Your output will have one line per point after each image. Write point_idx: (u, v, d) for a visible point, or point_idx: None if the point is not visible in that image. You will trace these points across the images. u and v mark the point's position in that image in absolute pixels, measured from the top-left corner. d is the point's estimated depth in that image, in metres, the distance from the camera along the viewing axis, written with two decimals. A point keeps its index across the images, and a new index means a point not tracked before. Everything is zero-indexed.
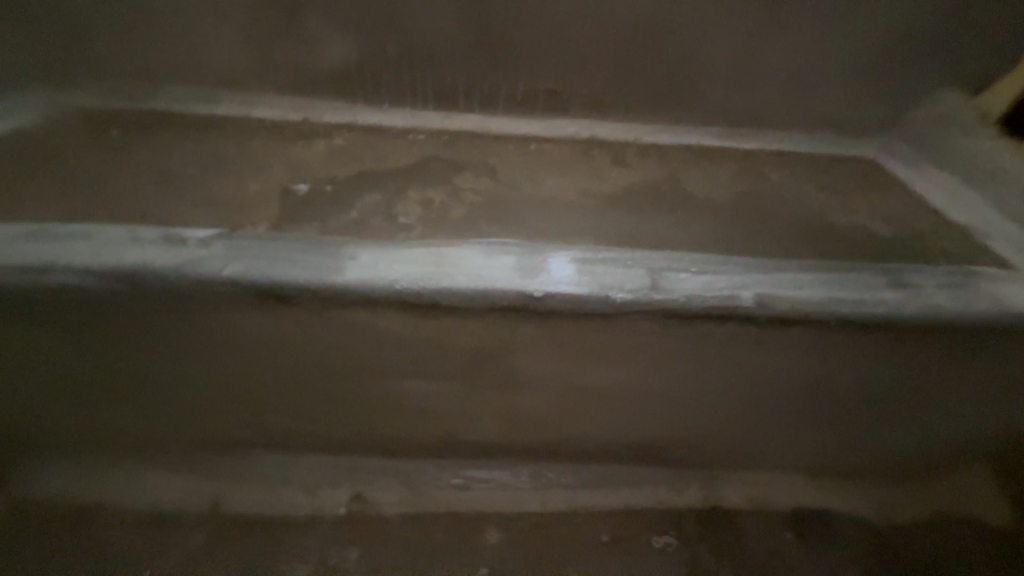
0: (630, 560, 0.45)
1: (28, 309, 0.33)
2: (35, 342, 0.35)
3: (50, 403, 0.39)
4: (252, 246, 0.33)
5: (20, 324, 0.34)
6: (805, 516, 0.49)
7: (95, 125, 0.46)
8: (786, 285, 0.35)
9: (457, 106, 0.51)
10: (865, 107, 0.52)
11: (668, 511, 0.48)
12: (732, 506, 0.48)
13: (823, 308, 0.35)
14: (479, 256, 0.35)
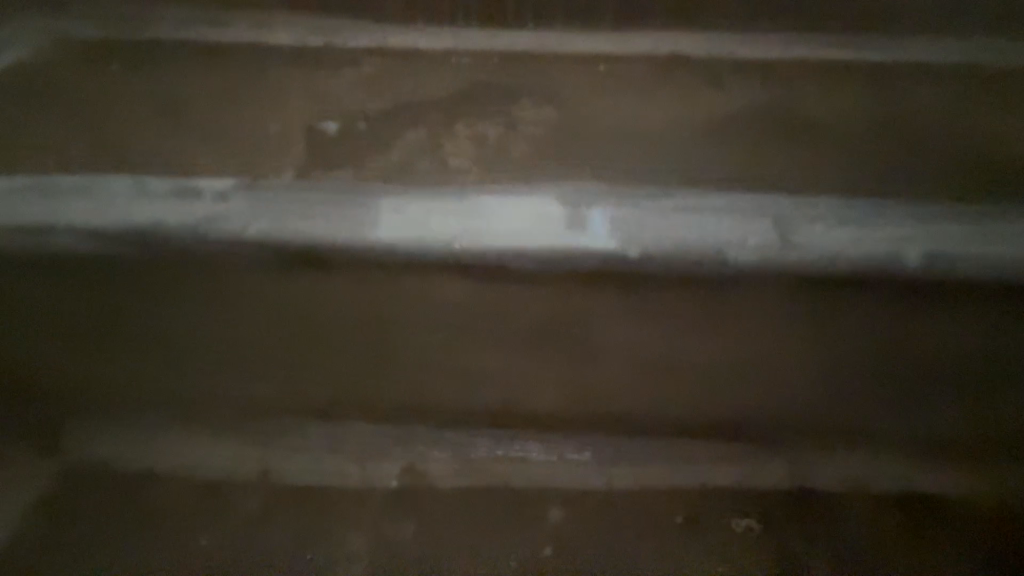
0: (712, 544, 0.39)
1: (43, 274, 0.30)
2: None
3: (100, 366, 0.38)
4: (281, 198, 0.28)
5: None
6: (923, 497, 0.40)
7: (92, 54, 0.39)
8: (917, 240, 0.30)
9: (508, 21, 0.42)
10: (1016, 8, 0.42)
11: (755, 490, 0.41)
12: (833, 485, 0.41)
13: (961, 267, 0.30)
14: (550, 207, 0.28)
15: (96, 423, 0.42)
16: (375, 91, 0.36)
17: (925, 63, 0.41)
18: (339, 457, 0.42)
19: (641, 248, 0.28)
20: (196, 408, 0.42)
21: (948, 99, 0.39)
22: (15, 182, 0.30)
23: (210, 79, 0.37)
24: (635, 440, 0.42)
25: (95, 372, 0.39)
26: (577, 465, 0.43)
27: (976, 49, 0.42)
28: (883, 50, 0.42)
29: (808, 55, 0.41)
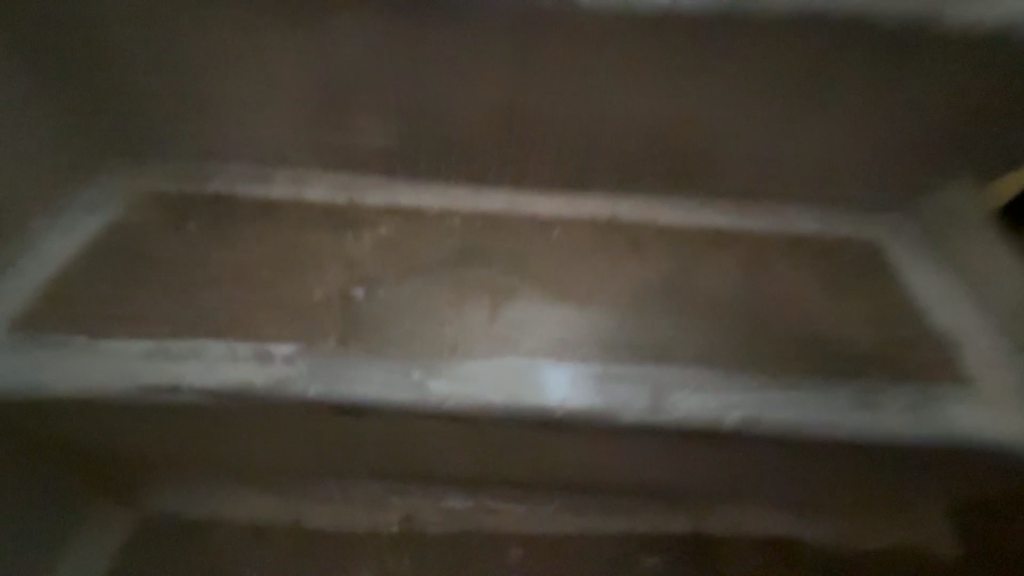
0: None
1: (145, 411, 0.41)
2: (156, 428, 0.43)
3: (171, 454, 0.49)
4: (331, 365, 0.41)
5: (141, 419, 0.42)
6: (778, 543, 0.55)
7: (174, 210, 0.52)
8: (771, 405, 0.41)
9: (491, 186, 0.55)
10: (872, 191, 0.55)
11: (663, 537, 0.55)
12: (718, 535, 0.56)
13: (805, 429, 0.40)
14: (511, 372, 0.42)
15: (167, 487, 0.54)
16: (389, 259, 0.50)
17: (805, 227, 0.54)
18: (352, 508, 0.55)
19: (560, 410, 0.40)
20: (244, 475, 0.54)
21: (814, 265, 0.52)
22: (126, 344, 0.41)
23: (267, 240, 0.50)
24: (580, 497, 0.56)
25: (163, 457, 0.50)
26: (534, 515, 0.55)
27: (841, 216, 0.55)
28: (768, 216, 0.55)
29: (711, 222, 0.55)
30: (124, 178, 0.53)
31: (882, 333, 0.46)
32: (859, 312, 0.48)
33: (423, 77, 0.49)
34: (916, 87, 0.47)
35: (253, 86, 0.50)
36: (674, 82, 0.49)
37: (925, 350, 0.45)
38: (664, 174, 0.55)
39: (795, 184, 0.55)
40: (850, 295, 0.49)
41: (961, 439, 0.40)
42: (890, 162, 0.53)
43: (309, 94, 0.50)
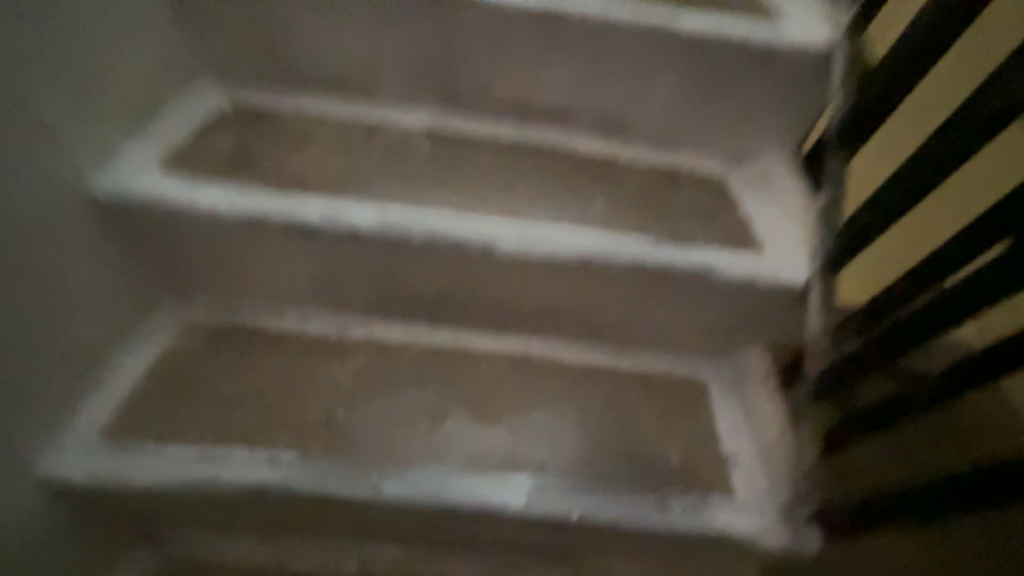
0: None
1: (192, 494, 0.62)
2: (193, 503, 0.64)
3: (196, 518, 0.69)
4: (318, 467, 0.63)
5: (186, 498, 0.62)
6: None
7: (209, 339, 0.72)
8: (602, 504, 0.64)
9: (441, 327, 0.77)
10: (707, 347, 0.77)
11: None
12: None
13: (619, 520, 0.64)
14: (435, 476, 0.64)
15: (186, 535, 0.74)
16: (359, 387, 0.71)
17: (658, 369, 0.78)
18: (322, 556, 0.76)
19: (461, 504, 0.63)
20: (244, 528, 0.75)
21: (656, 401, 0.75)
22: (181, 447, 0.62)
23: (274, 370, 0.70)
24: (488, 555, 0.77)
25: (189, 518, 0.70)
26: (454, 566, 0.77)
27: (685, 363, 0.79)
28: (633, 363, 0.78)
29: (593, 364, 0.78)
30: (168, 316, 0.72)
31: (687, 456, 0.70)
32: (677, 438, 0.72)
33: (388, 271, 0.69)
34: (726, 300, 0.69)
35: (267, 263, 0.68)
36: (564, 287, 0.70)
37: (711, 471, 0.69)
38: (562, 331, 0.77)
39: (656, 340, 0.78)
40: (674, 425, 0.73)
41: (713, 531, 0.64)
42: (716, 332, 0.74)
43: (308, 270, 0.69)
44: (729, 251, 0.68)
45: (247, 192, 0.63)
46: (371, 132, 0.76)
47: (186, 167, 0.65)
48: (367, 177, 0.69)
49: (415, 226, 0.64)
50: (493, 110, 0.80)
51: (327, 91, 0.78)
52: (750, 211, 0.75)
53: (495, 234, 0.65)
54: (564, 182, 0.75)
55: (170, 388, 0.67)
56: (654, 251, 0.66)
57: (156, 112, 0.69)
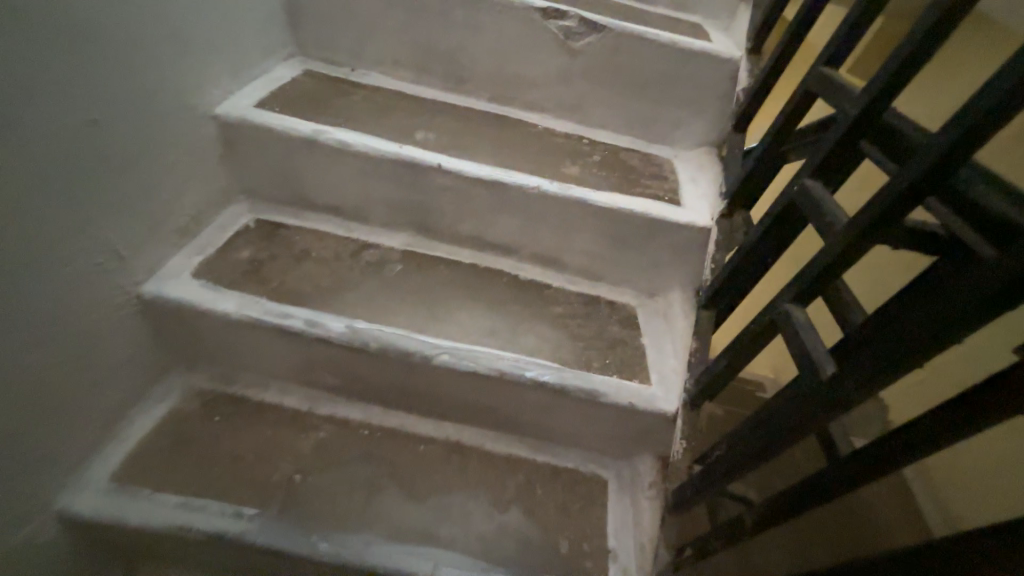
0: None
1: (169, 536, 0.78)
2: (167, 544, 0.79)
3: (165, 555, 0.84)
4: (271, 524, 0.79)
5: (163, 539, 0.78)
6: None
7: (206, 405, 0.90)
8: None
9: (391, 412, 0.95)
10: (606, 452, 0.93)
11: None
12: None
13: None
14: (361, 541, 0.80)
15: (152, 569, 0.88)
16: (318, 458, 0.87)
17: (565, 466, 0.94)
18: None
19: (380, 566, 0.78)
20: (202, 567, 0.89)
21: (561, 494, 0.90)
22: (169, 497, 0.79)
23: (253, 437, 0.88)
24: None
25: (159, 555, 0.84)
26: None
27: (589, 462, 0.94)
28: (548, 458, 0.94)
29: (514, 454, 0.94)
30: (177, 382, 0.91)
31: (576, 547, 0.84)
32: (570, 531, 0.86)
33: (353, 367, 0.88)
34: (616, 418, 0.86)
35: (261, 351, 0.88)
36: (490, 393, 0.87)
37: (594, 563, 0.83)
38: (491, 425, 0.94)
39: (565, 440, 0.94)
40: (570, 519, 0.87)
41: None
42: (613, 441, 0.91)
43: (292, 360, 0.89)
44: (620, 379, 0.86)
45: (255, 301, 0.84)
46: (358, 250, 0.97)
47: (213, 276, 0.87)
48: (347, 291, 0.90)
49: (375, 338, 0.83)
50: (456, 239, 1.01)
51: (329, 214, 1.00)
52: (649, 343, 0.92)
53: (436, 349, 0.84)
54: (503, 304, 0.95)
55: (170, 445, 0.84)
56: (559, 374, 0.84)
57: (198, 228, 0.91)
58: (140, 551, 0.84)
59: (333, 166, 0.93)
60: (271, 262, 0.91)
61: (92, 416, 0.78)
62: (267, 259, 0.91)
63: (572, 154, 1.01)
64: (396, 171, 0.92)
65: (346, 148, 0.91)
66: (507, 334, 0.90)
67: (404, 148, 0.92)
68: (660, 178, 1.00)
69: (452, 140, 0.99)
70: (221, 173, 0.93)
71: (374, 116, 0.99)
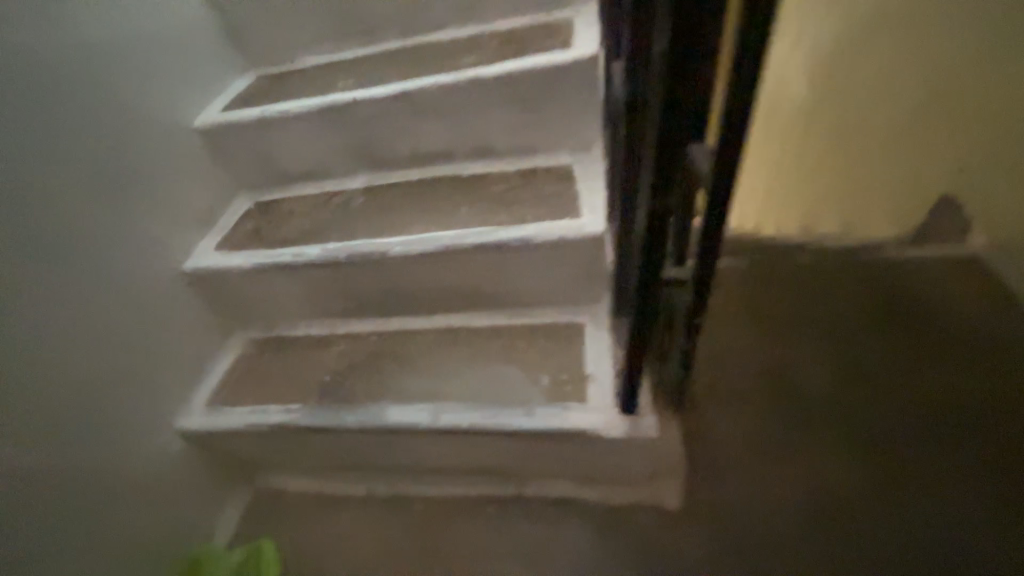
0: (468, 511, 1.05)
1: (250, 434, 1.04)
2: (253, 441, 1.06)
3: (261, 457, 1.11)
4: (312, 412, 1.00)
5: (248, 437, 1.05)
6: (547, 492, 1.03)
7: (259, 347, 1.16)
8: (483, 416, 0.91)
9: (392, 317, 1.12)
10: (575, 298, 1.00)
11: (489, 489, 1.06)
12: (523, 486, 1.05)
13: (496, 426, 0.90)
14: (377, 408, 0.97)
15: (262, 473, 1.17)
16: (339, 363, 1.08)
17: (542, 321, 1.02)
18: (341, 481, 1.13)
19: (392, 424, 0.95)
20: (291, 469, 1.14)
21: (540, 343, 0.99)
22: (243, 407, 1.05)
23: (292, 360, 1.11)
24: (446, 472, 1.07)
25: (256, 458, 1.12)
26: (425, 480, 1.09)
27: (563, 312, 1.02)
28: (528, 318, 1.03)
29: (496, 324, 1.05)
30: (238, 337, 1.19)
31: (556, 378, 0.93)
32: (548, 367, 0.95)
33: (342, 283, 1.06)
34: (560, 257, 0.93)
35: (276, 293, 1.11)
36: (451, 271, 1.00)
37: (573, 388, 0.91)
38: (470, 304, 1.07)
39: (535, 298, 1.03)
40: (548, 358, 0.96)
41: (559, 426, 0.87)
42: (571, 283, 0.97)
43: (299, 292, 1.10)
44: (553, 220, 0.93)
45: (257, 252, 1.07)
46: (330, 198, 1.17)
47: (229, 245, 1.12)
48: (324, 227, 1.10)
49: (344, 251, 1.01)
50: (402, 161, 1.15)
51: (304, 178, 1.21)
52: (582, 186, 0.98)
53: (390, 244, 0.99)
54: (448, 199, 1.06)
55: (239, 377, 1.11)
56: (496, 233, 0.94)
57: (216, 219, 1.18)
58: (245, 457, 1.12)
59: (286, 135, 1.13)
60: (267, 225, 1.14)
61: (179, 361, 1.07)
62: (264, 225, 1.15)
63: (473, 48, 1.09)
64: (330, 120, 1.09)
65: (287, 114, 1.10)
66: (452, 219, 1.01)
67: (328, 97, 1.08)
68: (555, 34, 1.03)
69: (368, 77, 1.13)
70: (218, 173, 1.19)
71: (308, 85, 1.17)
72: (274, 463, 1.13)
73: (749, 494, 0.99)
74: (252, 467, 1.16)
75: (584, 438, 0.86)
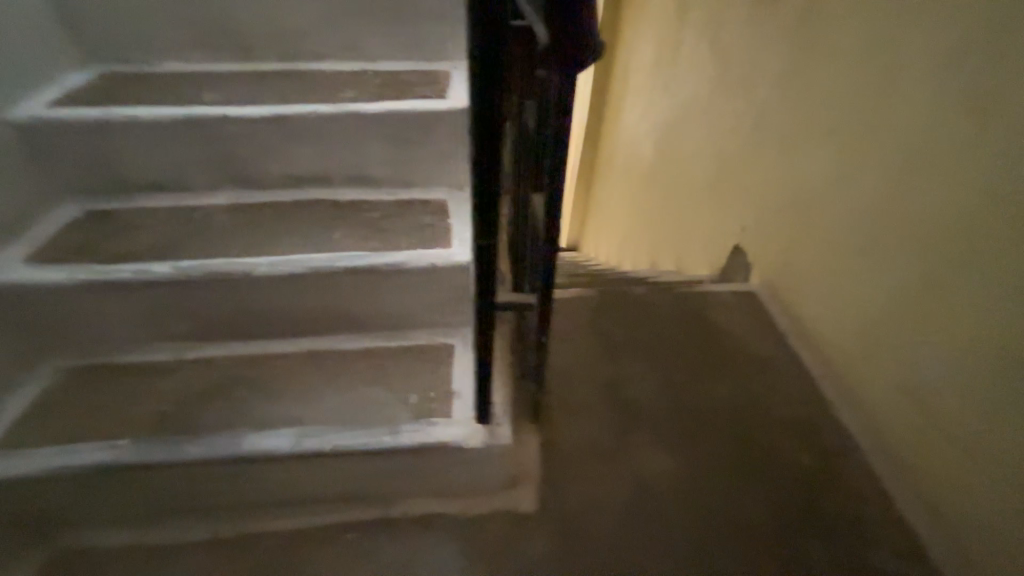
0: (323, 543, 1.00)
1: (54, 480, 0.87)
2: (58, 489, 0.89)
3: (65, 509, 0.93)
4: (146, 448, 0.89)
5: (51, 484, 0.88)
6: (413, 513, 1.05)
7: (76, 378, 0.99)
8: (348, 439, 0.92)
9: (252, 340, 1.06)
10: (445, 322, 1.09)
11: (352, 518, 1.03)
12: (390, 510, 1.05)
13: (361, 447, 0.91)
14: (230, 438, 0.92)
15: (66, 530, 0.97)
16: (185, 390, 0.98)
17: (413, 343, 1.08)
18: (176, 529, 0.99)
19: (247, 452, 0.90)
20: (110, 521, 0.98)
21: (410, 364, 1.04)
22: (47, 448, 0.89)
23: (121, 389, 0.98)
24: (307, 507, 1.03)
25: (60, 512, 0.94)
26: (281, 517, 1.02)
27: (435, 335, 1.09)
28: (400, 341, 1.08)
29: (367, 347, 1.07)
30: (46, 367, 1.00)
31: (424, 397, 0.98)
32: (416, 386, 1.00)
33: (193, 303, 0.99)
34: (430, 283, 1.01)
35: (107, 315, 0.98)
36: (321, 293, 1.01)
37: (439, 405, 0.97)
38: (341, 327, 1.07)
39: (407, 321, 1.08)
40: (416, 379, 1.02)
41: (423, 442, 0.92)
42: (441, 307, 1.06)
43: (138, 314, 0.99)
44: (424, 249, 1.01)
45: (84, 268, 0.94)
46: (187, 212, 1.09)
47: (44, 258, 0.96)
48: (176, 244, 1.02)
49: (200, 270, 0.95)
50: (274, 182, 1.13)
51: (152, 188, 1.10)
52: (453, 220, 1.09)
53: (256, 264, 0.96)
54: (322, 224, 1.08)
55: (42, 414, 0.93)
56: (368, 258, 0.99)
57: (27, 227, 1.01)
58: (43, 512, 0.93)
59: (134, 142, 1.03)
60: (100, 239, 1.01)
61: None
62: (95, 238, 1.01)
63: (354, 84, 1.15)
64: (191, 132, 1.04)
65: (138, 121, 1.01)
66: (324, 243, 1.03)
67: (191, 109, 1.04)
68: (432, 84, 1.14)
69: (240, 96, 1.11)
70: (35, 176, 1.02)
71: (166, 93, 1.10)
72: (87, 516, 0.96)
73: (583, 496, 1.13)
74: (51, 525, 0.96)
75: (448, 451, 0.93)
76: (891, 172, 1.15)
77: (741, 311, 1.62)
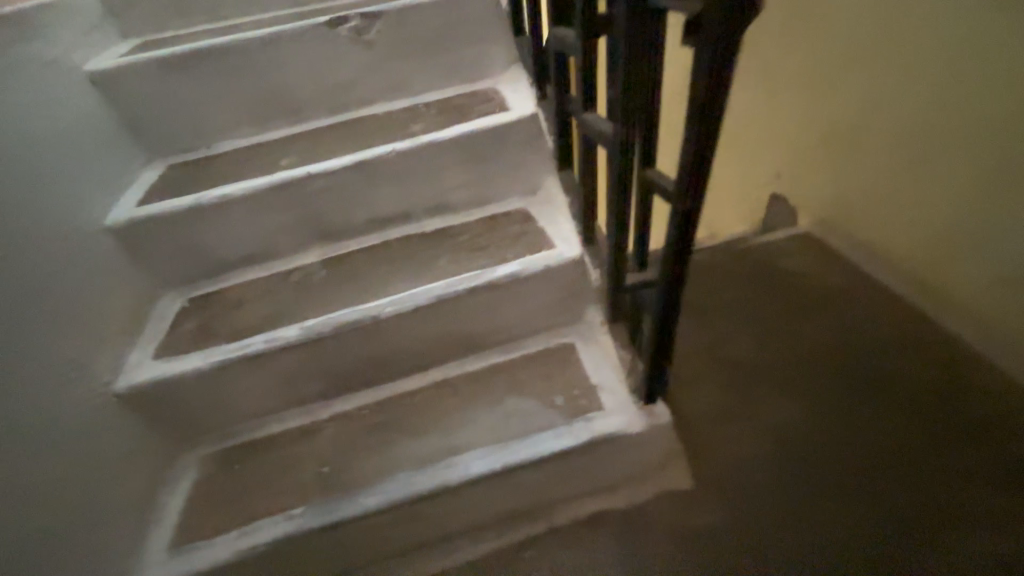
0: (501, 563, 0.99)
1: (241, 563, 0.87)
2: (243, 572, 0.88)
3: None
4: (322, 509, 0.89)
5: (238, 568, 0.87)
6: (578, 515, 1.04)
7: (223, 461, 0.99)
8: (514, 454, 0.92)
9: (380, 385, 1.07)
10: (561, 321, 1.10)
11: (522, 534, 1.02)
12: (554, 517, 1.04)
13: (530, 458, 0.92)
14: (400, 481, 0.91)
15: None
16: (335, 446, 0.98)
17: (534, 350, 1.08)
18: None
19: (420, 491, 0.90)
20: None
21: (541, 370, 1.04)
22: (226, 534, 0.88)
23: (272, 461, 0.97)
24: (474, 532, 1.01)
25: None
26: (452, 551, 1.00)
27: (553, 336, 1.10)
28: (521, 350, 1.09)
29: (493, 363, 1.08)
30: (190, 458, 1.00)
31: (569, 396, 0.99)
32: (557, 388, 1.01)
33: (323, 360, 0.99)
34: (545, 285, 1.02)
35: (242, 392, 0.98)
36: (442, 321, 1.01)
37: (587, 400, 0.98)
38: (462, 351, 1.08)
39: (524, 330, 1.09)
40: (553, 381, 1.02)
41: (588, 438, 0.92)
42: (556, 307, 1.07)
43: (272, 384, 0.99)
44: (532, 255, 1.02)
45: (215, 349, 0.95)
46: (285, 276, 1.10)
47: (171, 350, 0.97)
48: (290, 308, 1.02)
49: (329, 324, 0.96)
50: (359, 229, 1.15)
51: (246, 262, 1.12)
52: (545, 223, 1.11)
53: (379, 307, 0.97)
54: (420, 256, 1.09)
55: (205, 503, 0.93)
56: (483, 274, 1.00)
57: (141, 325, 1.02)
58: None
59: (225, 220, 1.05)
60: (214, 320, 1.02)
61: (122, 506, 0.87)
62: (210, 320, 1.02)
63: (413, 119, 1.18)
64: (278, 198, 1.05)
65: (226, 199, 1.03)
66: (432, 273, 1.04)
67: (274, 176, 1.05)
68: (488, 101, 1.17)
69: (311, 154, 1.13)
70: (138, 275, 1.04)
71: (240, 169, 1.12)
72: None
73: (734, 456, 1.13)
74: None
75: (612, 441, 0.93)
76: (945, 85, 1.20)
77: (807, 252, 1.65)
